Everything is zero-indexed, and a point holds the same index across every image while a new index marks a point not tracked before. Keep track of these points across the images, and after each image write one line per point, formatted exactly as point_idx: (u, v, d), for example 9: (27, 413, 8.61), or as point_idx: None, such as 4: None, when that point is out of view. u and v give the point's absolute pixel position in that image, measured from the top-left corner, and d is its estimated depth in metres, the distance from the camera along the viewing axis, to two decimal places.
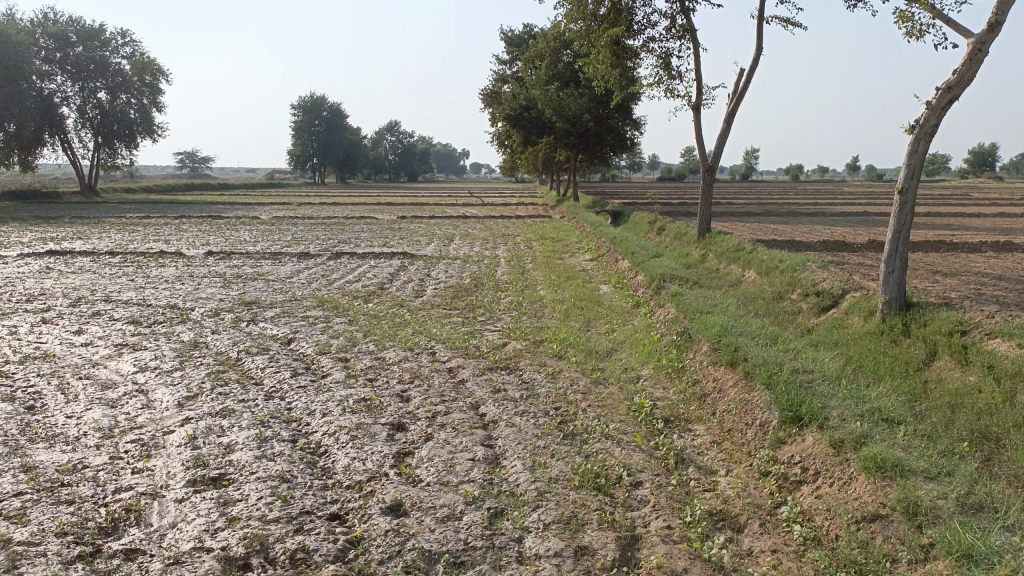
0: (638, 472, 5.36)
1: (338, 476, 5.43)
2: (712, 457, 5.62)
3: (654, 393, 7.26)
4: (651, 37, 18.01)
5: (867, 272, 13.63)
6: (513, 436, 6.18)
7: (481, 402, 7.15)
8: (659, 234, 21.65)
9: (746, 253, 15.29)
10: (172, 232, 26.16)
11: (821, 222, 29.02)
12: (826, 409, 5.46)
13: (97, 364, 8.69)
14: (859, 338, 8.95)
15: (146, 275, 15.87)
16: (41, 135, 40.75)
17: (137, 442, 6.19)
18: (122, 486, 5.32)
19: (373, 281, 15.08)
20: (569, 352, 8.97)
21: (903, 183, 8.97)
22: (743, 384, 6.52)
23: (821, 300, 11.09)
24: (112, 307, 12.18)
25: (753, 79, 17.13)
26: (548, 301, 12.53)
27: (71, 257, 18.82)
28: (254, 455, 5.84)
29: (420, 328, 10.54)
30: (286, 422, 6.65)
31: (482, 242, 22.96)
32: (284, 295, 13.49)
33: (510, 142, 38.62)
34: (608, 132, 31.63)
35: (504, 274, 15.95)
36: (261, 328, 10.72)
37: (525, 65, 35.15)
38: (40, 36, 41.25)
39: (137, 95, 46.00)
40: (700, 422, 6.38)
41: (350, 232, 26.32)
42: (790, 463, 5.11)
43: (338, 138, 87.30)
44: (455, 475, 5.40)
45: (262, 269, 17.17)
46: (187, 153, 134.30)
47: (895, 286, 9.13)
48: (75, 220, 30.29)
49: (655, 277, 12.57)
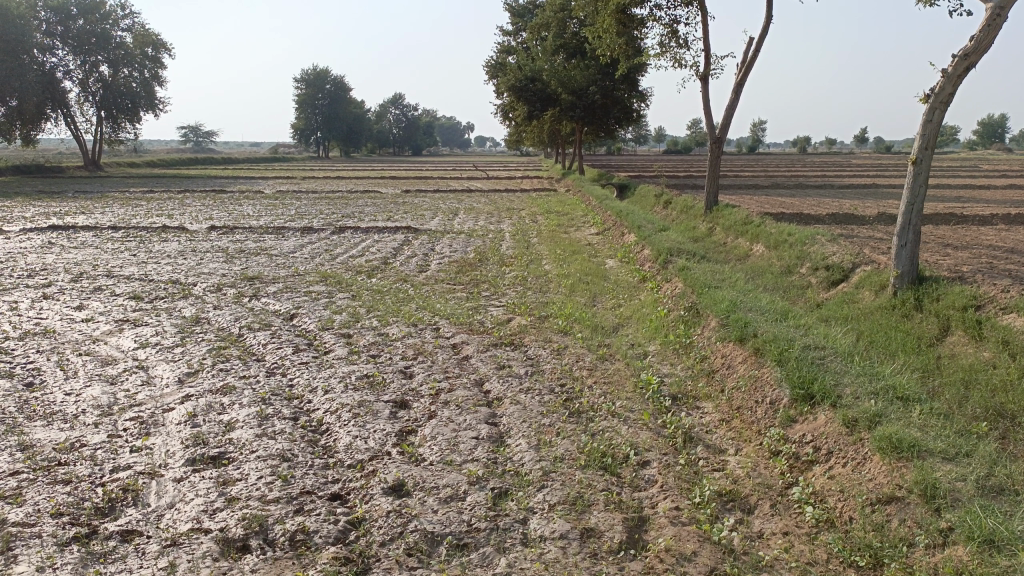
0: (645, 451, 5.25)
1: (340, 455, 5.33)
2: (721, 435, 5.50)
3: (661, 369, 7.13)
4: (658, 4, 17.68)
5: (877, 245, 13.44)
6: (517, 413, 6.07)
7: (485, 378, 7.04)
8: (665, 208, 21.42)
9: (754, 227, 15.09)
10: (175, 206, 25.99)
11: (829, 195, 28.73)
12: (838, 386, 5.32)
13: (97, 340, 8.58)
14: (870, 313, 8.79)
15: (149, 250, 15.76)
16: (43, 109, 40.49)
17: (136, 419, 6.10)
18: (120, 465, 5.23)
19: (377, 255, 14.95)
20: (575, 327, 8.84)
21: (917, 154, 8.72)
22: (753, 360, 6.38)
23: (830, 274, 10.91)
24: (114, 283, 12.08)
25: (762, 48, 16.83)
26: (553, 276, 12.37)
27: (73, 232, 18.69)
28: (254, 433, 5.74)
29: (424, 303, 10.42)
30: (288, 399, 6.55)
31: (487, 216, 22.77)
32: (287, 270, 13.38)
33: (515, 115, 38.28)
34: (614, 105, 31.30)
35: (509, 248, 15.79)
36: (263, 303, 10.61)
37: (530, 35, 34.65)
38: (41, 9, 40.91)
39: (138, 68, 45.54)
40: (708, 400, 6.25)
41: (354, 206, 26.15)
42: (801, 442, 4.99)
43: (342, 112, 86.75)
44: (458, 454, 5.29)
45: (265, 243, 17.05)
46: (190, 126, 133.69)
47: (907, 260, 8.92)
48: (79, 194, 30.16)
49: (661, 251, 12.39)
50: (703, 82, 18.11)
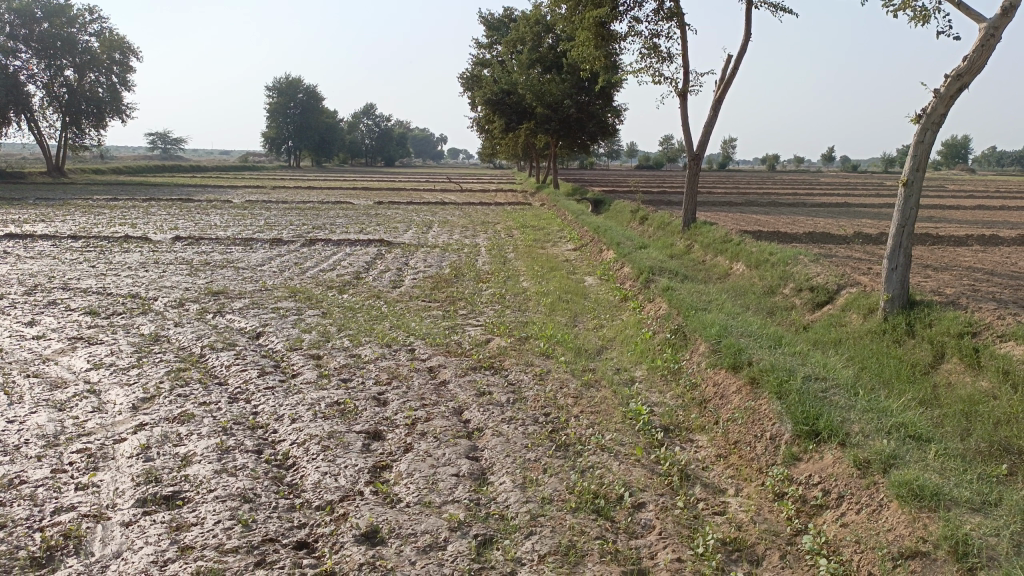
0: (640, 491, 4.86)
1: (308, 495, 4.88)
2: (719, 473, 5.14)
3: (650, 397, 6.77)
4: (637, 19, 17.52)
5: (859, 266, 13.26)
6: (500, 446, 5.66)
7: (465, 406, 6.61)
8: (642, 224, 21.21)
9: (734, 245, 14.85)
10: (140, 215, 25.25)
11: (804, 212, 28.78)
12: (845, 422, 5.00)
13: (47, 360, 8.01)
14: (859, 337, 8.53)
15: (109, 261, 15.13)
16: (5, 113, 39.34)
17: (83, 452, 5.57)
18: (62, 506, 4.71)
19: (349, 270, 14.46)
20: (557, 350, 8.45)
21: (908, 175, 8.49)
22: (748, 391, 6.05)
23: (815, 296, 10.68)
24: (70, 296, 11.46)
25: (741, 66, 16.71)
26: (531, 294, 12.00)
27: (31, 241, 17.98)
28: (213, 470, 5.26)
29: (398, 322, 9.98)
30: (251, 429, 6.08)
31: (461, 230, 22.36)
32: (255, 284, 12.85)
33: (489, 128, 38.06)
34: (589, 120, 31.16)
35: (485, 264, 15.37)
36: (228, 320, 10.09)
37: (506, 48, 34.36)
38: (5, 12, 40.03)
39: (105, 73, 44.48)
40: (702, 433, 5.90)
41: (325, 218, 25.60)
42: (808, 483, 4.67)
43: (315, 121, 85.94)
44: (437, 494, 4.86)
45: (232, 255, 16.49)
46: (158, 133, 130.99)
47: (898, 283, 8.67)
48: (39, 201, 29.21)
49: (643, 270, 12.05)
50: (682, 98, 17.95)
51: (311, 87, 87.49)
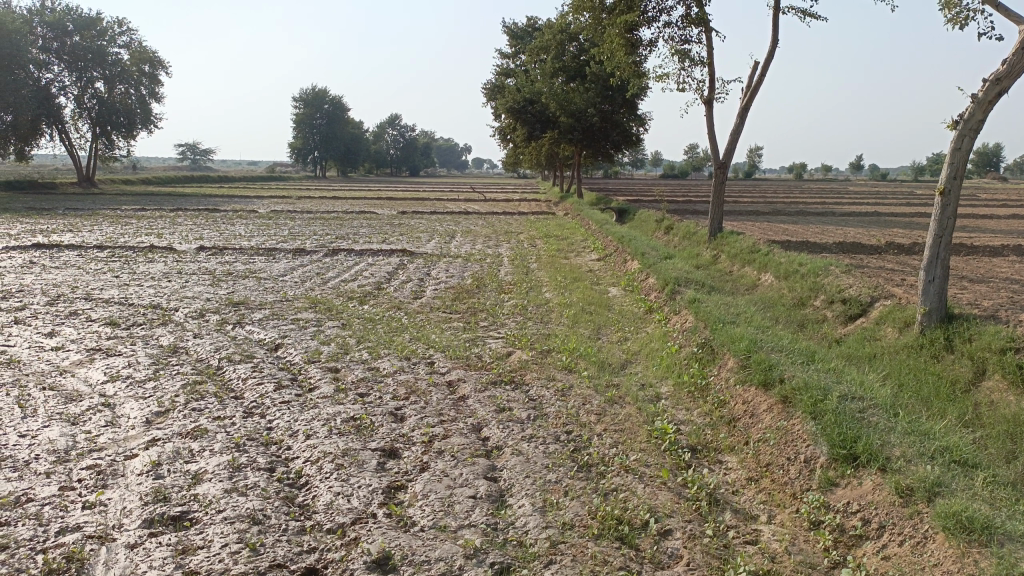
0: (666, 517, 4.61)
1: (319, 517, 4.70)
2: (750, 498, 4.89)
3: (677, 415, 6.52)
4: (663, 26, 17.28)
5: (892, 277, 12.88)
6: (519, 467, 5.44)
7: (484, 423, 6.40)
8: (667, 233, 20.91)
9: (761, 255, 14.52)
10: (166, 225, 25.39)
11: (833, 222, 28.26)
12: (885, 446, 4.72)
13: (64, 372, 7.93)
14: (895, 352, 8.20)
15: (133, 271, 15.15)
16: (38, 125, 39.87)
17: (93, 469, 5.43)
18: (67, 526, 4.57)
19: (370, 280, 14.32)
20: (580, 364, 8.22)
21: (945, 183, 8.15)
22: (780, 410, 5.78)
23: (848, 308, 10.36)
24: (91, 307, 11.45)
25: (768, 72, 16.38)
26: (554, 305, 11.78)
27: (58, 251, 18.08)
28: (223, 489, 5.09)
29: (418, 333, 9.80)
30: (265, 446, 5.92)
31: (484, 240, 22.23)
32: (275, 295, 12.76)
33: (513, 137, 37.96)
34: (613, 128, 30.90)
35: (508, 274, 15.17)
36: (247, 332, 9.98)
37: (530, 57, 34.28)
38: (38, 25, 40.72)
39: (135, 85, 45.07)
40: (732, 453, 5.64)
41: (349, 227, 25.60)
42: (847, 512, 4.40)
43: (340, 131, 86.58)
44: (454, 517, 4.66)
45: (255, 265, 16.45)
46: (188, 145, 132.70)
47: (935, 296, 8.34)
48: (69, 211, 29.57)
49: (669, 281, 11.79)
50: (708, 106, 17.67)
51: (336, 98, 88.16)
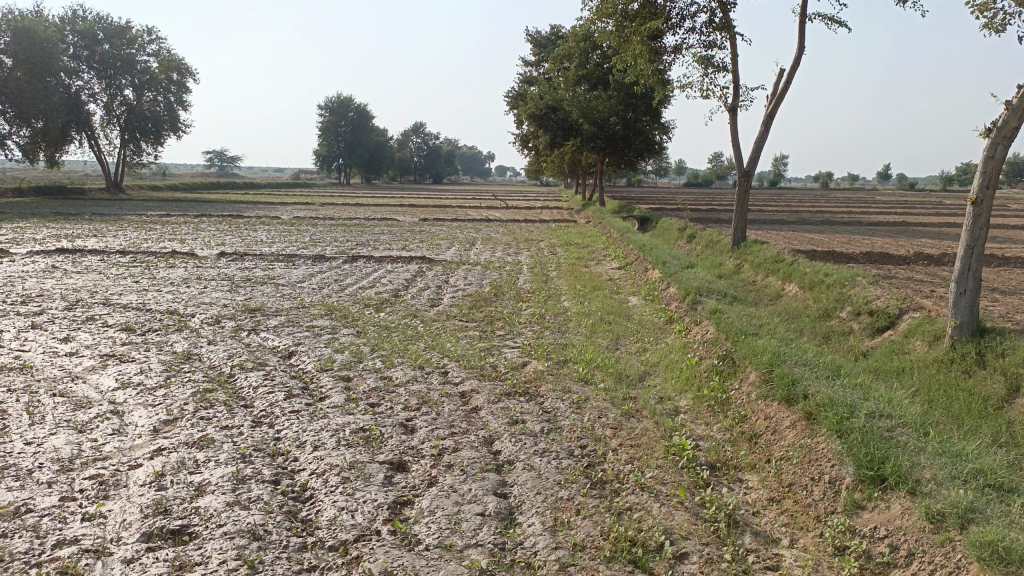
0: (682, 540, 4.40)
1: (322, 533, 4.54)
2: (772, 520, 4.67)
3: (695, 430, 6.31)
4: (686, 33, 17.07)
5: (921, 289, 12.53)
6: (531, 482, 5.25)
7: (495, 436, 6.23)
8: (690, 242, 20.63)
9: (786, 265, 14.23)
10: (190, 230, 25.53)
11: (861, 231, 27.79)
12: (914, 467, 4.49)
13: (75, 378, 7.88)
14: (924, 367, 7.91)
15: (153, 277, 15.17)
16: (67, 132, 40.36)
17: (96, 479, 5.33)
18: (64, 539, 4.46)
19: (388, 288, 14.22)
20: (597, 375, 8.02)
21: (977, 193, 7.86)
22: (804, 426, 5.55)
23: (875, 320, 10.08)
24: (109, 312, 11.44)
25: (794, 79, 16.11)
26: (572, 314, 11.60)
27: (80, 256, 18.18)
28: (226, 501, 4.96)
29: (433, 342, 9.66)
30: (271, 457, 5.79)
31: (504, 247, 22.10)
32: (292, 302, 12.69)
33: (535, 145, 37.84)
34: (636, 136, 30.67)
35: (526, 282, 15.00)
36: (261, 338, 9.89)
37: (552, 64, 34.15)
38: (68, 34, 41.27)
39: (163, 92, 45.59)
40: (753, 472, 5.42)
41: (370, 234, 25.58)
42: (874, 537, 4.17)
43: (365, 139, 87.11)
44: (460, 536, 4.48)
45: (273, 271, 16.42)
46: (215, 152, 134.21)
47: (966, 309, 8.04)
48: (94, 217, 29.87)
49: (690, 291, 11.56)
50: (732, 113, 17.42)
51: (361, 106, 88.68)
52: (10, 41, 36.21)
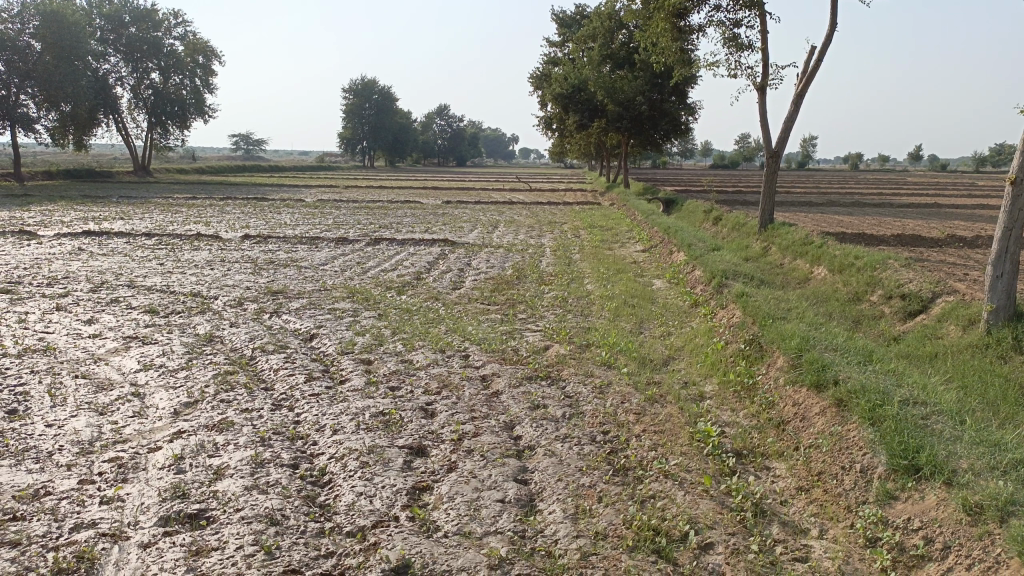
0: (707, 529, 4.27)
1: (339, 519, 4.47)
2: (800, 510, 4.53)
3: (721, 416, 6.17)
4: (713, 11, 16.72)
5: (955, 272, 12.21)
6: (552, 469, 5.15)
7: (516, 421, 6.12)
8: (715, 224, 20.34)
9: (814, 248, 13.95)
10: (214, 213, 25.65)
11: (892, 214, 27.23)
12: (951, 458, 4.30)
13: (98, 360, 7.89)
14: (958, 352, 7.68)
15: (177, 259, 15.23)
16: (95, 115, 40.71)
17: (115, 462, 5.32)
18: (82, 523, 4.43)
19: (410, 270, 14.15)
20: (620, 359, 7.88)
21: (1017, 173, 7.52)
22: (833, 413, 5.38)
23: (907, 304, 9.83)
24: (133, 294, 11.48)
25: (825, 58, 15.72)
26: (595, 297, 11.44)
27: (106, 238, 18.32)
28: (244, 486, 4.91)
29: (454, 325, 9.57)
30: (290, 440, 5.74)
31: (527, 230, 21.93)
32: (314, 284, 12.67)
33: (559, 126, 37.51)
34: (662, 117, 30.25)
35: (549, 265, 14.86)
36: (283, 321, 9.87)
37: (577, 45, 33.75)
38: (95, 18, 41.48)
39: (189, 76, 45.84)
40: (781, 459, 5.28)
41: (392, 217, 25.53)
42: (907, 529, 4.00)
43: (389, 121, 87.04)
44: (479, 523, 4.40)
45: (296, 254, 16.42)
46: (241, 135, 135.13)
47: (1004, 293, 7.77)
48: (122, 199, 30.16)
49: (716, 273, 11.36)
50: (761, 93, 17.06)
51: (385, 88, 88.57)
52: (38, 25, 36.56)
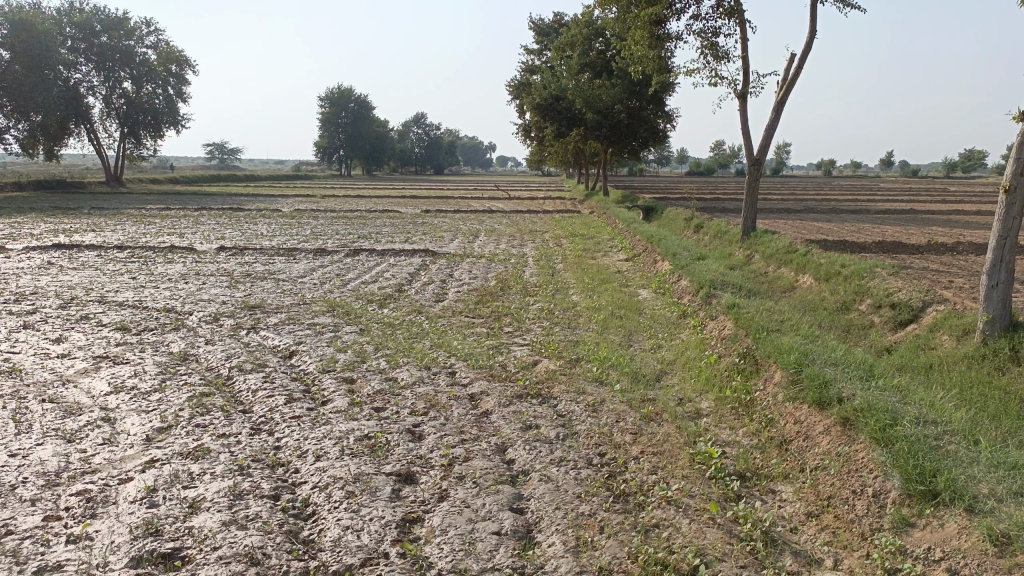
0: (717, 562, 4.04)
1: (325, 558, 4.18)
2: (812, 538, 4.31)
3: (720, 435, 5.95)
4: (693, 19, 16.63)
5: (940, 279, 12.13)
6: (548, 496, 4.90)
7: (509, 443, 5.87)
8: (697, 233, 20.25)
9: (799, 256, 13.85)
10: (189, 224, 25.12)
11: (870, 220, 27.34)
12: (970, 483, 4.12)
13: (66, 382, 7.52)
14: (954, 363, 7.55)
15: (150, 273, 14.80)
16: (66, 125, 39.90)
17: (83, 496, 4.98)
18: (46, 565, 4.11)
19: (391, 282, 13.83)
20: (611, 374, 7.65)
21: (1010, 180, 7.44)
22: (839, 433, 5.19)
23: (897, 314, 9.71)
24: (103, 311, 11.07)
25: (805, 65, 15.68)
26: (582, 309, 11.23)
27: (77, 251, 17.79)
28: (223, 521, 4.60)
29: (439, 340, 9.28)
30: (271, 469, 5.43)
31: (508, 239, 21.72)
32: (292, 298, 12.33)
33: (538, 134, 37.40)
34: (641, 125, 30.14)
35: (533, 276, 14.63)
36: (261, 338, 9.52)
37: (554, 53, 33.65)
38: (66, 26, 40.68)
39: (162, 84, 45.19)
40: (786, 482, 5.06)
41: (371, 226, 25.19)
42: (928, 559, 3.78)
43: (366, 130, 86.51)
44: (476, 559, 4.13)
45: (274, 266, 16.04)
46: (215, 144, 133.77)
47: (999, 302, 7.65)
48: (93, 211, 29.46)
49: (703, 283, 11.20)
50: (742, 100, 17.00)
51: (361, 97, 88.11)
52: (7, 33, 35.80)
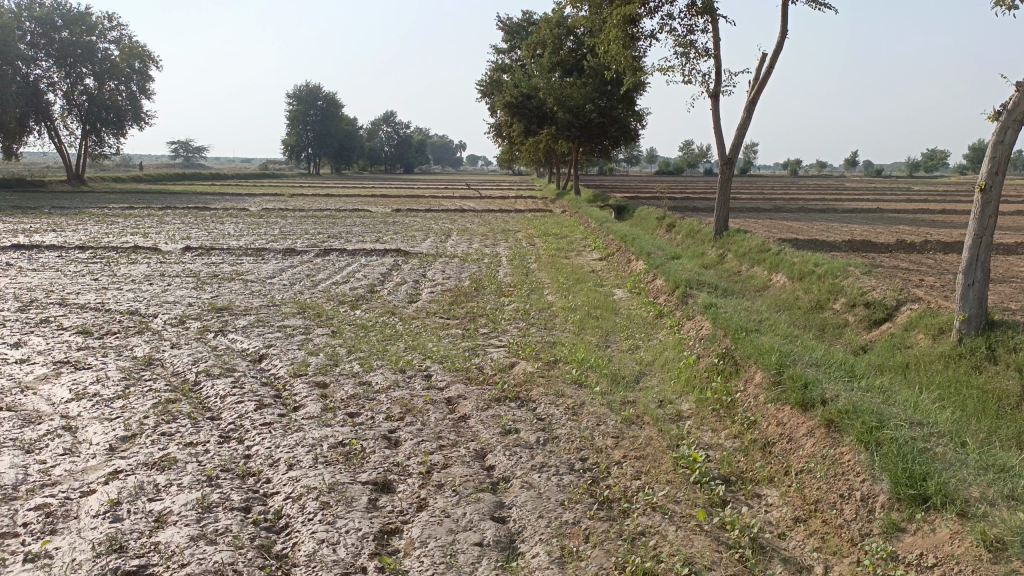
0: (706, 571, 3.93)
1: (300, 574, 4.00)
2: (802, 544, 4.22)
3: (703, 438, 5.85)
4: (665, 17, 16.60)
5: (913, 278, 12.19)
6: (531, 504, 4.76)
7: (488, 449, 5.72)
8: (669, 232, 20.25)
9: (772, 255, 13.87)
10: (154, 224, 24.58)
11: (838, 219, 27.63)
12: (959, 487, 4.08)
13: (25, 389, 7.21)
14: (930, 362, 7.54)
15: (113, 274, 14.40)
16: (25, 122, 38.88)
17: (42, 510, 4.73)
18: None
19: (363, 283, 13.61)
20: (590, 376, 7.53)
21: (985, 179, 7.45)
22: (824, 436, 5.13)
23: (872, 312, 9.72)
24: (64, 313, 10.70)
25: (776, 65, 15.75)
26: (557, 309, 11.11)
27: (37, 252, 17.28)
28: (191, 535, 4.39)
29: (413, 342, 9.09)
30: (241, 479, 5.22)
31: (481, 238, 21.51)
32: (261, 299, 12.05)
33: (509, 133, 37.23)
34: (612, 124, 30.12)
35: (507, 275, 14.49)
36: (229, 341, 9.25)
37: (525, 52, 33.51)
38: (24, 21, 39.66)
39: (125, 82, 44.24)
40: (771, 486, 4.98)
41: (341, 226, 24.83)
42: (921, 566, 3.72)
43: (334, 128, 85.68)
44: (457, 572, 3.99)
45: (242, 267, 15.70)
46: (181, 144, 132.13)
47: (975, 301, 7.64)
48: (54, 210, 28.73)
49: (679, 283, 11.14)
50: (714, 100, 17.02)
51: (330, 95, 87.24)
52: None
